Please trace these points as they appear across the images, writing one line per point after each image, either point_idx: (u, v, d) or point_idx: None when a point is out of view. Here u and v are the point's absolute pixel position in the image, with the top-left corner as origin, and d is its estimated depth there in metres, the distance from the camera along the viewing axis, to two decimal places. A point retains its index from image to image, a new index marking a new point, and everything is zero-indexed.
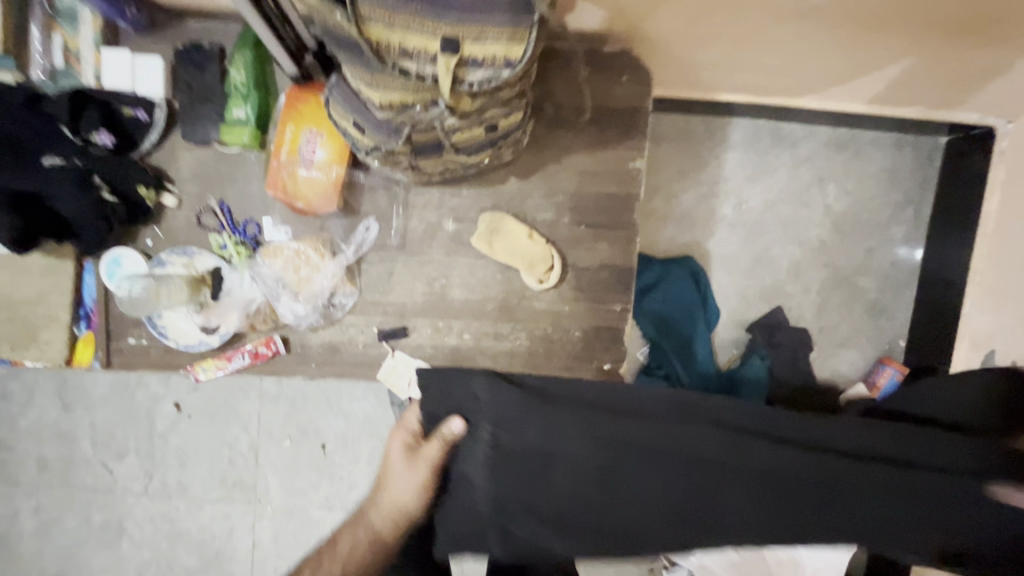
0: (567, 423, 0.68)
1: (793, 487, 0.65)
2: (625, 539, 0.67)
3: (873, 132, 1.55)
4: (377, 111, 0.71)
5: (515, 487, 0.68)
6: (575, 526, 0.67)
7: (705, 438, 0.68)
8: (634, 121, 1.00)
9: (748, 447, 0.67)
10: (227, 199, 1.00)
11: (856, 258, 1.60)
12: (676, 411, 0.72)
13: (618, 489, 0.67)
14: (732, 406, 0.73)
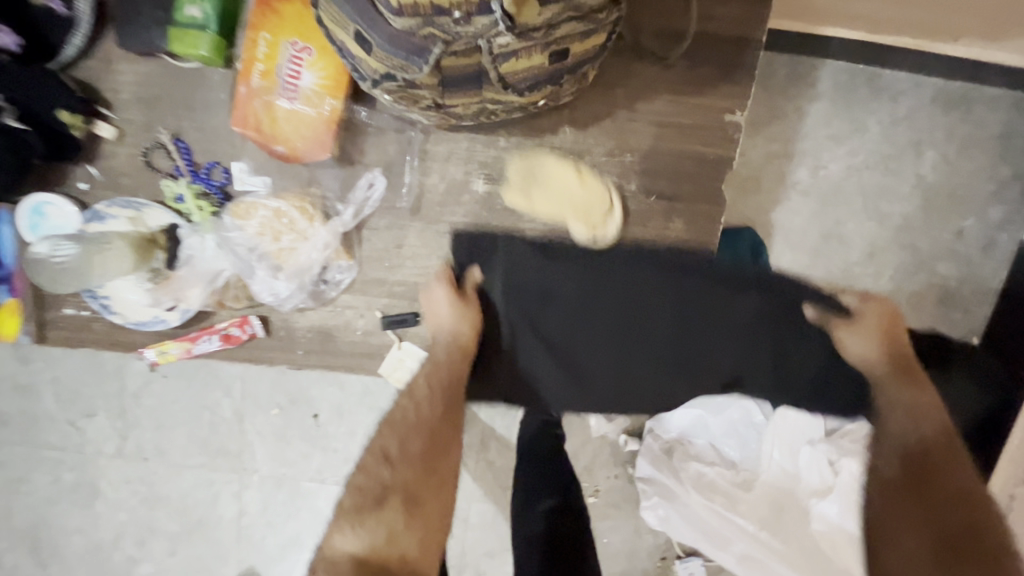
0: (565, 272, 0.79)
1: (731, 329, 0.82)
2: (586, 372, 0.83)
3: (991, 90, 1.28)
4: (393, 17, 0.46)
5: (514, 321, 0.81)
6: (553, 356, 0.82)
7: (732, 307, 0.81)
8: (740, 56, 0.73)
9: (714, 300, 0.81)
10: (184, 134, 0.74)
11: (944, 242, 1.36)
12: (712, 284, 0.80)
13: (591, 327, 0.81)
14: (713, 271, 0.80)
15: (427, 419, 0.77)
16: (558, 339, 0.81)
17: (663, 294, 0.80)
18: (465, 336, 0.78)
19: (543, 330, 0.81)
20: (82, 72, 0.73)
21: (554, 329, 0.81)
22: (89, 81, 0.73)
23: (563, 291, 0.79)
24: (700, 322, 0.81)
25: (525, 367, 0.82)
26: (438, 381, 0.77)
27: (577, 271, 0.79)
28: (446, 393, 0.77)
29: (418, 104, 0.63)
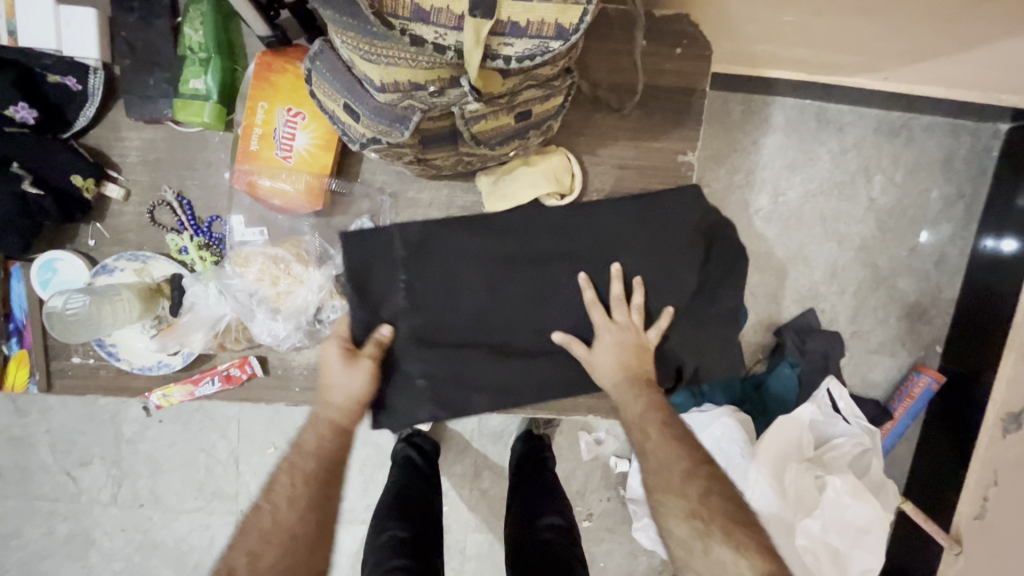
0: (461, 247, 0.81)
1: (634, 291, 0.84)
2: (513, 344, 0.83)
3: (928, 117, 1.40)
4: (378, 93, 0.53)
5: (426, 304, 0.81)
6: (474, 335, 0.82)
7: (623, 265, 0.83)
8: (688, 104, 0.83)
9: (600, 261, 0.83)
10: (187, 192, 0.81)
11: (899, 257, 1.47)
12: (597, 242, 0.82)
13: (500, 300, 0.82)
14: (596, 230, 0.83)
15: (297, 491, 0.75)
16: (463, 320, 0.82)
17: (548, 258, 0.82)
18: (339, 412, 0.78)
19: (445, 311, 0.81)
20: (91, 140, 0.79)
21: (456, 306, 0.82)
22: (97, 147, 0.79)
23: (454, 264, 0.81)
24: (594, 278, 0.83)
25: (444, 347, 0.82)
26: (308, 468, 0.76)
27: (460, 246, 0.81)
28: (321, 467, 0.76)
29: (401, 158, 0.70)
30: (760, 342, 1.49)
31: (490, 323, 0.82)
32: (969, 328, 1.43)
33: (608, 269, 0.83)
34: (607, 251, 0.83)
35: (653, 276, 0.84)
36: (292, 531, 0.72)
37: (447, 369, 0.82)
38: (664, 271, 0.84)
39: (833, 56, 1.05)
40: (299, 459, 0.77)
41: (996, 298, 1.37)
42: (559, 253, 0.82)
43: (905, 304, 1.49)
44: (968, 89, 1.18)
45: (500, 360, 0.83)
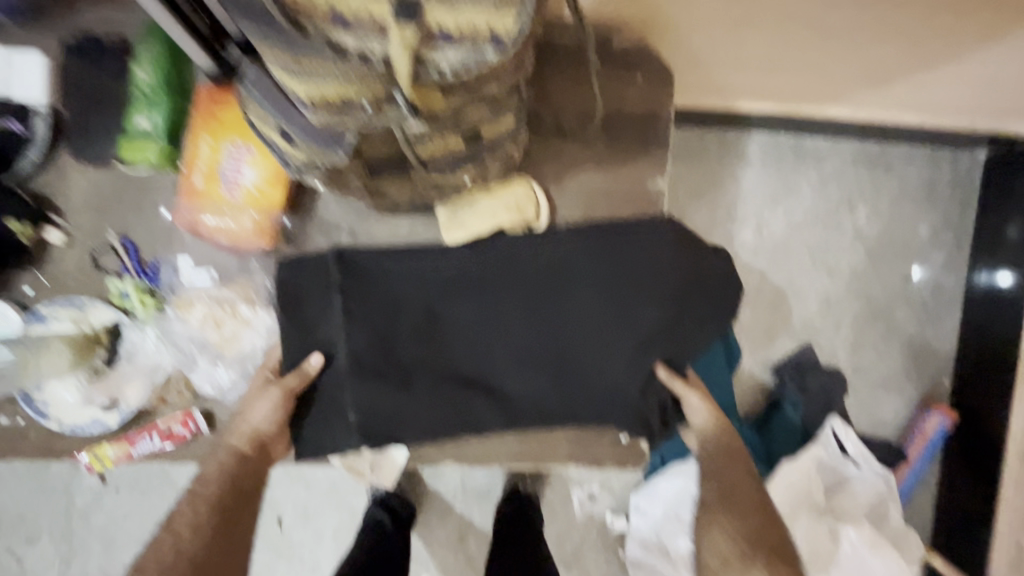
0: (404, 277, 0.77)
1: (593, 325, 0.78)
2: (455, 379, 0.78)
3: (906, 146, 1.39)
4: (308, 112, 0.50)
5: (363, 338, 0.76)
6: (413, 369, 0.77)
7: (582, 297, 0.78)
8: (654, 130, 0.80)
9: (555, 292, 0.78)
10: (133, 234, 0.77)
11: (893, 288, 1.42)
12: (551, 272, 0.78)
13: (442, 332, 0.78)
14: (550, 260, 0.78)
15: (200, 520, 0.68)
16: (403, 362, 0.77)
17: (495, 294, 0.78)
18: (246, 433, 0.72)
19: (385, 351, 0.76)
20: (34, 183, 0.76)
21: (397, 348, 0.77)
22: (39, 191, 0.76)
23: (397, 303, 0.77)
24: (545, 315, 0.78)
25: (381, 383, 0.76)
26: (214, 496, 0.69)
27: (401, 283, 0.77)
28: (229, 493, 0.70)
29: (351, 190, 0.66)
30: (758, 382, 1.41)
31: (432, 364, 0.78)
32: (976, 358, 1.36)
33: (561, 300, 0.78)
34: (560, 286, 0.78)
35: (609, 316, 0.78)
36: (196, 563, 0.65)
37: (382, 407, 0.76)
38: (626, 308, 0.78)
39: (801, 85, 1.05)
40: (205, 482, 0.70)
41: (1001, 327, 1.32)
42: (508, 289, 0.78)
43: (906, 336, 1.43)
44: (941, 114, 1.18)
45: (439, 396, 0.77)
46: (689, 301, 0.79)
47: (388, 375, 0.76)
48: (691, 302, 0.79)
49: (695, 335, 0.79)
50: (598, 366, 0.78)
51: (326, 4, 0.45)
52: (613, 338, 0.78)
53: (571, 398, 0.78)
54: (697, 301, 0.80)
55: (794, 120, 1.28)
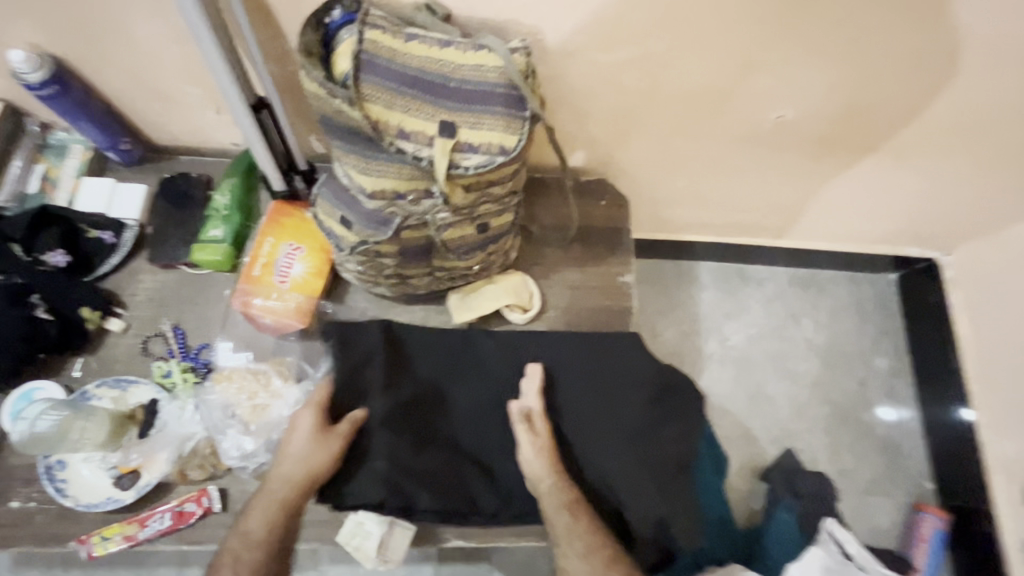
0: (424, 364, 0.88)
1: (588, 413, 0.88)
2: (461, 460, 0.85)
3: (829, 272, 1.65)
4: (367, 200, 0.69)
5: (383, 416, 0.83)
6: (423, 447, 0.84)
7: (578, 388, 0.89)
8: (618, 238, 1.03)
9: (554, 385, 0.89)
10: (184, 323, 0.90)
11: (852, 393, 1.55)
12: (552, 366, 0.90)
13: (453, 415, 0.87)
14: (551, 354, 0.90)
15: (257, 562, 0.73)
16: (421, 447, 0.84)
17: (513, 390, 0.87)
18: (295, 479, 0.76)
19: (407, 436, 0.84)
20: (108, 283, 0.90)
21: (418, 432, 0.84)
22: (110, 289, 0.90)
23: (425, 392, 0.86)
24: (555, 409, 0.89)
25: (394, 461, 0.81)
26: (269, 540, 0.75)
27: (430, 373, 0.87)
28: (272, 549, 0.75)
29: (383, 274, 0.83)
30: (748, 489, 1.44)
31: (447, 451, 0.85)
32: (946, 454, 1.46)
33: (557, 390, 0.89)
34: (570, 386, 0.89)
35: (612, 412, 0.88)
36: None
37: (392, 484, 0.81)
38: (629, 407, 0.89)
39: (730, 218, 1.33)
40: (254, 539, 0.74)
41: (957, 420, 1.45)
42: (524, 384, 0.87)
43: (877, 438, 1.52)
44: (845, 241, 1.48)
45: (446, 475, 0.83)
46: (673, 404, 0.90)
47: (402, 456, 0.82)
48: (675, 405, 0.90)
49: (682, 437, 0.88)
50: (597, 458, 0.87)
51: (395, 122, 0.63)
52: (615, 434, 0.87)
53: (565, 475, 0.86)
54: (681, 405, 0.90)
55: (732, 250, 1.55)
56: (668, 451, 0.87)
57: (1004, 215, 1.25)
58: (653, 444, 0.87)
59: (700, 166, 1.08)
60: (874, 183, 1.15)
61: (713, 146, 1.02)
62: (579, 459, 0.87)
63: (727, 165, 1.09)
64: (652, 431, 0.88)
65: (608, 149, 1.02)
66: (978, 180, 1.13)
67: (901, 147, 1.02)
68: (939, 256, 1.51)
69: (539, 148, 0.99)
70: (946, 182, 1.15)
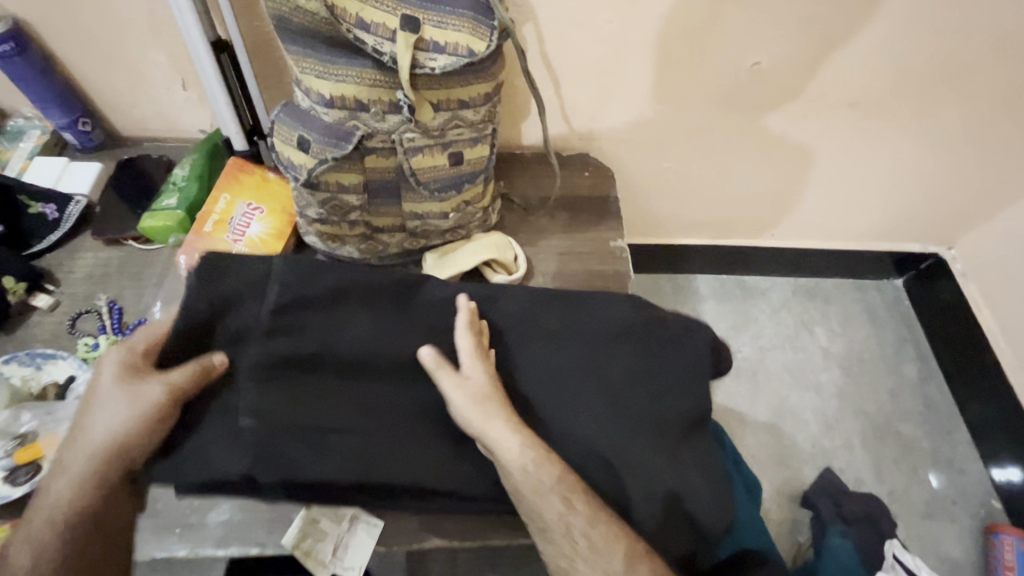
0: (341, 313, 0.66)
1: (563, 374, 0.69)
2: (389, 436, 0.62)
3: (833, 280, 1.53)
4: (327, 111, 0.65)
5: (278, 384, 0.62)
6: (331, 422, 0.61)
7: (542, 346, 0.71)
8: (606, 206, 0.97)
9: (515, 342, 0.71)
10: (122, 299, 0.79)
11: (886, 404, 1.38)
12: (511, 318, 0.72)
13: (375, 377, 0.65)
14: (509, 305, 0.72)
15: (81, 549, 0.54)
16: (355, 411, 0.63)
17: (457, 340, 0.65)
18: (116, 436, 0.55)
19: (322, 399, 0.62)
20: (45, 262, 0.81)
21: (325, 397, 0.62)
22: (45, 267, 0.81)
23: (374, 348, 0.65)
24: (539, 369, 0.70)
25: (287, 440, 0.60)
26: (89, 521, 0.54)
27: (369, 321, 0.66)
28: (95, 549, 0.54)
29: (348, 222, 0.75)
30: (789, 519, 1.23)
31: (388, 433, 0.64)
32: (1006, 465, 1.27)
33: (517, 347, 0.70)
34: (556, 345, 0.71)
35: (591, 370, 0.70)
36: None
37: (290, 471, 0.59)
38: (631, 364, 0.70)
39: (721, 212, 1.28)
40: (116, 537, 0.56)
41: (1005, 423, 1.29)
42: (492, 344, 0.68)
43: (925, 452, 1.32)
44: (844, 240, 1.41)
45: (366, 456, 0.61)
46: (662, 352, 0.72)
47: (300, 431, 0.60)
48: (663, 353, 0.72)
49: (679, 390, 0.71)
50: (577, 428, 0.67)
51: (355, 10, 0.60)
52: (614, 396, 0.69)
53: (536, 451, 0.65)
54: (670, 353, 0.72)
55: (727, 259, 1.46)
56: (664, 407, 0.69)
57: (999, 187, 1.20)
58: (645, 400, 0.69)
59: (682, 139, 1.06)
60: (862, 154, 1.12)
61: (691, 110, 1.00)
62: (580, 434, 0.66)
63: (707, 134, 1.05)
64: (641, 387, 0.70)
65: (586, 119, 1.00)
66: (965, 144, 1.10)
67: (883, 104, 1.01)
68: (943, 252, 1.42)
69: (514, 119, 0.96)
70: (932, 149, 1.12)
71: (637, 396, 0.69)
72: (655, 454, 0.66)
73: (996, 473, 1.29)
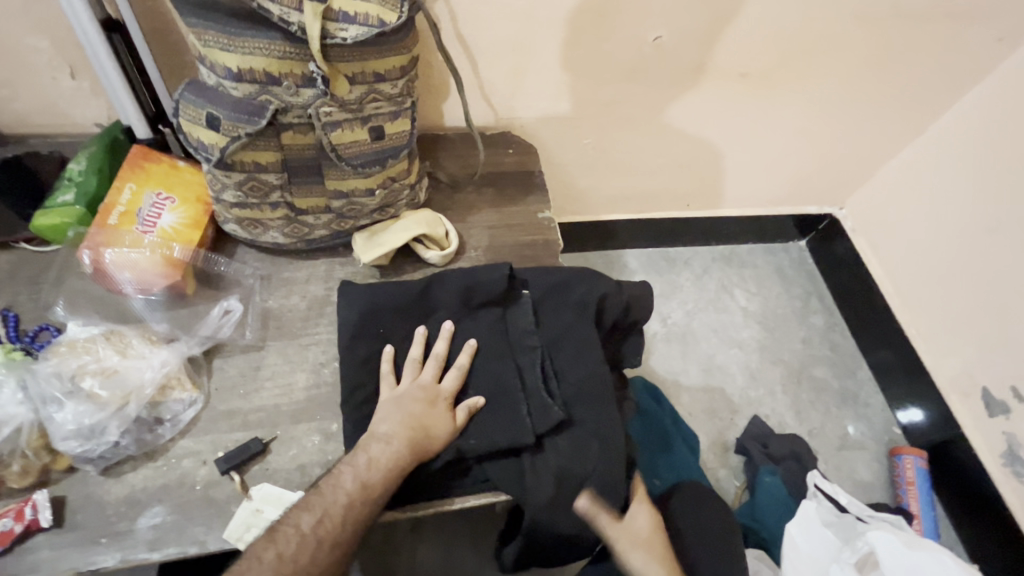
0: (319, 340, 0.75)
1: (499, 358, 0.72)
2: (351, 431, 0.68)
3: (746, 246, 1.67)
4: (236, 86, 0.63)
5: (248, 402, 0.70)
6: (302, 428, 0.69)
7: (484, 329, 0.74)
8: (531, 180, 1.00)
9: (462, 332, 0.74)
10: (17, 307, 0.72)
11: (800, 351, 1.51)
12: (452, 309, 0.74)
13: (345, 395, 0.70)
14: (445, 293, 0.75)
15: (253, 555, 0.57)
16: (321, 410, 0.70)
17: (420, 348, 0.71)
18: (408, 424, 0.65)
19: (304, 403, 0.71)
20: None
21: (290, 406, 0.70)
22: None
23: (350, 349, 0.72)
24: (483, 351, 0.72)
25: (274, 453, 0.67)
26: (330, 504, 0.59)
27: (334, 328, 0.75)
28: (356, 528, 0.60)
29: (269, 203, 0.73)
30: (725, 466, 1.32)
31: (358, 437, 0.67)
32: (901, 393, 1.42)
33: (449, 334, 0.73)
34: (495, 327, 0.74)
35: (518, 351, 0.73)
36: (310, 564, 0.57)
37: (270, 476, 0.65)
38: (573, 342, 0.73)
39: (640, 184, 1.35)
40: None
41: (894, 358, 1.45)
42: (485, 342, 0.73)
43: (834, 391, 1.46)
44: (753, 206, 1.53)
45: (332, 458, 0.67)
46: (582, 322, 0.74)
47: (275, 445, 0.67)
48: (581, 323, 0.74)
49: (595, 351, 0.73)
50: (520, 409, 0.69)
51: None
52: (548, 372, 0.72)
53: (498, 433, 0.67)
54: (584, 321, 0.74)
55: (652, 232, 1.54)
56: (589, 372, 0.72)
57: (873, 145, 1.36)
58: (575, 371, 0.72)
59: (596, 114, 1.11)
60: (758, 120, 1.22)
61: (604, 84, 1.05)
62: (514, 410, 0.69)
63: (621, 107, 1.11)
64: (568, 358, 0.73)
65: (505, 97, 1.02)
66: (842, 106, 1.23)
67: (770, 72, 1.11)
68: (835, 211, 1.58)
69: (434, 99, 0.96)
70: (817, 115, 1.24)
71: (564, 369, 0.72)
72: (592, 420, 0.70)
73: (894, 402, 1.45)
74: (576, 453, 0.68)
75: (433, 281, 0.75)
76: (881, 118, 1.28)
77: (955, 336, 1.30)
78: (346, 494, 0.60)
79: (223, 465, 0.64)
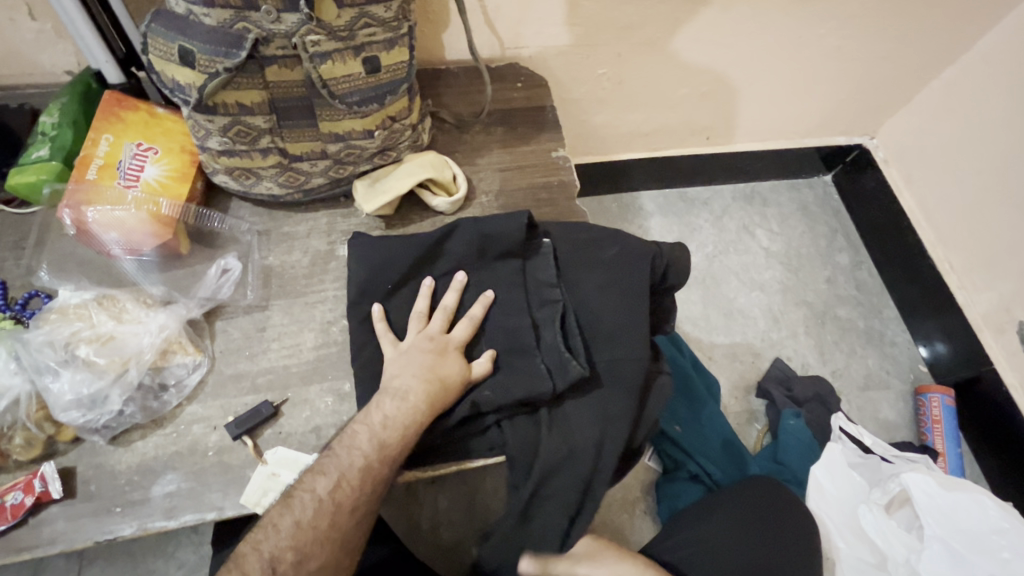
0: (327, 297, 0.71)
1: (518, 309, 0.68)
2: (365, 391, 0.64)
3: (768, 183, 1.58)
4: (208, 14, 0.55)
5: (256, 365, 0.66)
6: (315, 389, 0.66)
7: (504, 280, 0.69)
8: (542, 116, 0.92)
9: (479, 283, 0.70)
10: (4, 273, 0.68)
11: (824, 292, 1.46)
12: (469, 258, 0.69)
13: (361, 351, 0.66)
14: (459, 241, 0.69)
15: (271, 524, 0.55)
16: (333, 370, 0.67)
17: (425, 301, 0.67)
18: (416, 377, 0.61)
19: (315, 364, 0.67)
20: None
21: (300, 368, 0.67)
22: None
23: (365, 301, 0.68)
24: (501, 303, 0.68)
25: (286, 417, 0.64)
26: (346, 466, 0.57)
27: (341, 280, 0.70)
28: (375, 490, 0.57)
29: (259, 150, 0.67)
30: (746, 410, 1.30)
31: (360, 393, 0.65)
32: (931, 332, 1.37)
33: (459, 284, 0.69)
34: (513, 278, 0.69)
35: (537, 300, 0.69)
36: (331, 530, 0.55)
37: (285, 440, 0.63)
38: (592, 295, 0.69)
39: (657, 118, 1.25)
40: (254, 552, 0.53)
41: (920, 295, 1.39)
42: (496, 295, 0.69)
43: (859, 331, 1.42)
44: (778, 139, 1.43)
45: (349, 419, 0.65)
46: (617, 272, 0.70)
47: (287, 409, 0.64)
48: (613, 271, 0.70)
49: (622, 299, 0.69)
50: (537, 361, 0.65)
51: None
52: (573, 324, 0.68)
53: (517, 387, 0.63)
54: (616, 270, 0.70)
55: (670, 171, 1.45)
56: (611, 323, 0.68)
57: (916, 65, 1.24)
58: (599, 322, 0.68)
59: (612, 41, 1.01)
60: (789, 40, 1.11)
61: (622, 4, 0.94)
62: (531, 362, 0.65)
63: (639, 31, 1.00)
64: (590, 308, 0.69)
65: (511, 23, 0.92)
66: (886, 20, 1.10)
67: None
68: (867, 140, 1.48)
69: (433, 28, 0.87)
70: (856, 32, 1.12)
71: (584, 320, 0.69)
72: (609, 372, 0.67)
73: (920, 340, 1.40)
74: (592, 409, 0.65)
75: (448, 231, 0.69)
76: (929, 33, 1.16)
77: (993, 272, 1.24)
78: (362, 455, 0.57)
79: (236, 430, 0.61)
